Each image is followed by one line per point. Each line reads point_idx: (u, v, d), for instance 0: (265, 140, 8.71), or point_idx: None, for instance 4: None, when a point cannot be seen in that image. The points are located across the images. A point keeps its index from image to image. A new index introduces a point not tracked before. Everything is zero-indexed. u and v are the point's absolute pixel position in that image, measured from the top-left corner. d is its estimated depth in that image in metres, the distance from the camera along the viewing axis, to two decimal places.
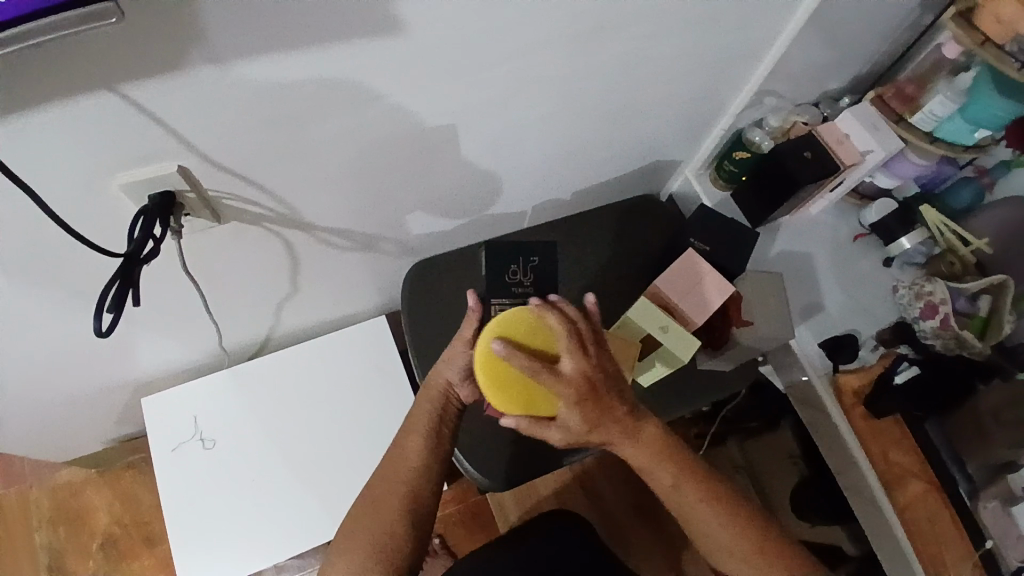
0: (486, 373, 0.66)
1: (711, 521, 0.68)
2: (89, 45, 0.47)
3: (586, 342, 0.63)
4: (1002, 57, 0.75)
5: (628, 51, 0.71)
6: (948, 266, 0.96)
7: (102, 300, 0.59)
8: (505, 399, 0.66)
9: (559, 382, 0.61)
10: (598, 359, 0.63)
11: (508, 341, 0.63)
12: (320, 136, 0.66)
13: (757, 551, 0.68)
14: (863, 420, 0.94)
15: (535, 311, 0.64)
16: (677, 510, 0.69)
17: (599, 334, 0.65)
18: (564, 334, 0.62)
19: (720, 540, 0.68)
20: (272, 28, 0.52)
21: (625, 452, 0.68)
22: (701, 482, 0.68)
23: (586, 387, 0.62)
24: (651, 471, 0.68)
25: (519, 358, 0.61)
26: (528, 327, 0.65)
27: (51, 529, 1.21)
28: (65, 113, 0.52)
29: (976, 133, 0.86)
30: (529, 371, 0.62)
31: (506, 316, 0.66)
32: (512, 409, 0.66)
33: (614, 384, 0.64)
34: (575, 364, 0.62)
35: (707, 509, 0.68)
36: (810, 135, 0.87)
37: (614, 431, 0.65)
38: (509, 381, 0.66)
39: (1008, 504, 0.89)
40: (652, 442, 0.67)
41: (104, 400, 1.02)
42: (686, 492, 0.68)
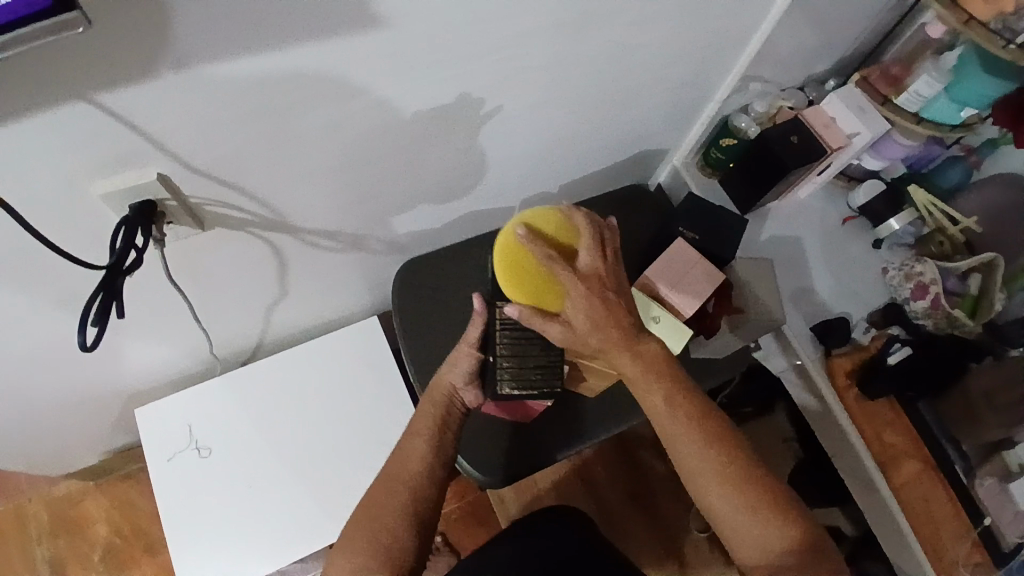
0: (504, 266, 0.64)
1: (693, 445, 0.65)
2: (64, 52, 0.46)
3: (606, 245, 0.64)
4: (990, 35, 0.74)
5: (612, 40, 0.70)
6: (938, 246, 0.96)
7: (86, 312, 0.58)
8: (517, 291, 0.64)
9: (572, 276, 0.61)
10: (612, 264, 0.64)
11: (532, 230, 0.63)
12: (303, 136, 0.65)
13: (743, 482, 0.64)
14: (855, 401, 0.93)
15: (564, 210, 0.65)
16: (665, 434, 0.66)
17: (618, 245, 0.66)
18: (588, 232, 0.63)
19: (703, 468, 0.65)
20: (247, 30, 0.51)
21: (620, 363, 0.65)
22: (690, 409, 0.66)
23: (598, 285, 0.62)
24: (644, 387, 0.66)
25: (538, 245, 0.62)
26: (554, 223, 0.64)
27: (50, 542, 1.21)
28: (40, 124, 0.51)
29: (963, 112, 0.86)
30: (545, 259, 0.62)
31: (534, 211, 0.65)
32: (517, 299, 0.64)
33: (623, 290, 0.64)
34: (590, 261, 0.62)
35: (685, 429, 0.65)
36: (796, 120, 0.87)
37: (616, 338, 0.63)
38: (524, 273, 0.64)
39: (1004, 481, 0.91)
40: (651, 359, 0.65)
41: (97, 411, 1.01)
42: (672, 417, 0.66)
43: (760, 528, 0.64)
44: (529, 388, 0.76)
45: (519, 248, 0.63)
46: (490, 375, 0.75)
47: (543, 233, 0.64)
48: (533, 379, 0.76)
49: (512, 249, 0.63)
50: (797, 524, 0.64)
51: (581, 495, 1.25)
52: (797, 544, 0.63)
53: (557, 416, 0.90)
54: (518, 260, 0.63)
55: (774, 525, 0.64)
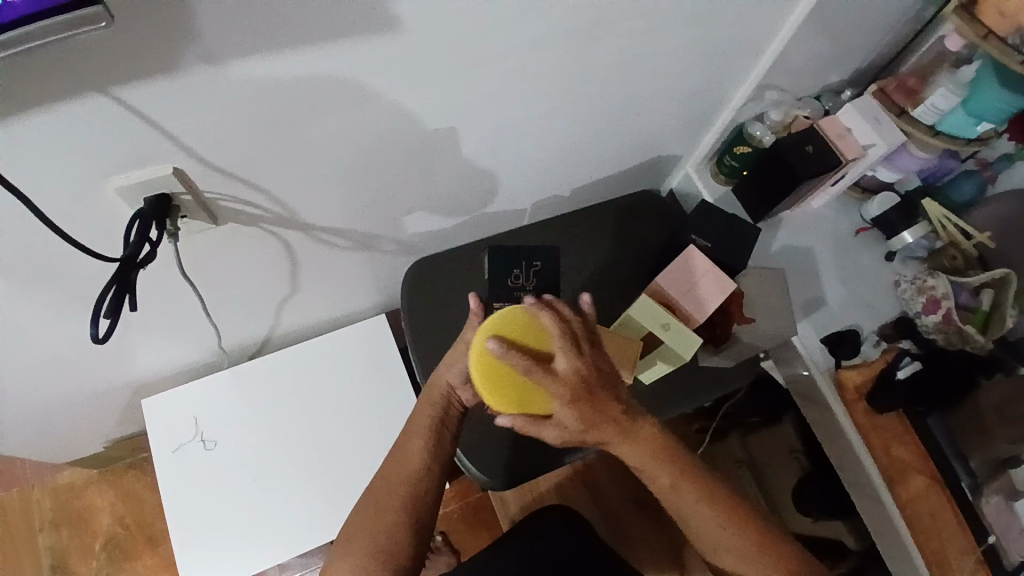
0: (485, 379, 0.63)
1: (708, 517, 0.69)
2: (82, 49, 0.46)
3: (580, 339, 0.61)
4: (1007, 50, 0.75)
5: (629, 45, 0.70)
6: (950, 261, 0.95)
7: (98, 305, 0.58)
8: (499, 400, 0.63)
9: (553, 383, 0.60)
10: (592, 357, 0.62)
11: (504, 340, 0.61)
12: (318, 134, 0.65)
13: (752, 544, 0.70)
14: (865, 415, 0.93)
15: (529, 309, 0.62)
16: (675, 508, 0.70)
17: (593, 332, 0.63)
18: (558, 333, 0.60)
19: (715, 537, 0.70)
20: (266, 28, 0.51)
21: (621, 450, 0.67)
22: (696, 482, 0.69)
23: (582, 387, 0.61)
24: (647, 468, 0.69)
25: (513, 358, 0.59)
26: (522, 325, 0.62)
27: (54, 531, 1.21)
28: (57, 118, 0.51)
29: (980, 126, 0.85)
30: (523, 370, 0.60)
31: (500, 316, 0.63)
32: (504, 409, 0.63)
33: (608, 382, 0.63)
34: (569, 364, 0.60)
35: (700, 505, 0.69)
36: (811, 129, 0.86)
37: (609, 431, 0.64)
38: (506, 382, 0.63)
39: (1011, 499, 0.92)
40: (650, 444, 0.67)
41: (104, 402, 1.02)
42: (687, 498, 0.69)
43: None
44: None
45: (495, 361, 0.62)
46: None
47: (512, 338, 0.62)
48: None
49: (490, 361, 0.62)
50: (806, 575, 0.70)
51: (582, 498, 1.25)
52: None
53: None
54: (494, 370, 0.63)
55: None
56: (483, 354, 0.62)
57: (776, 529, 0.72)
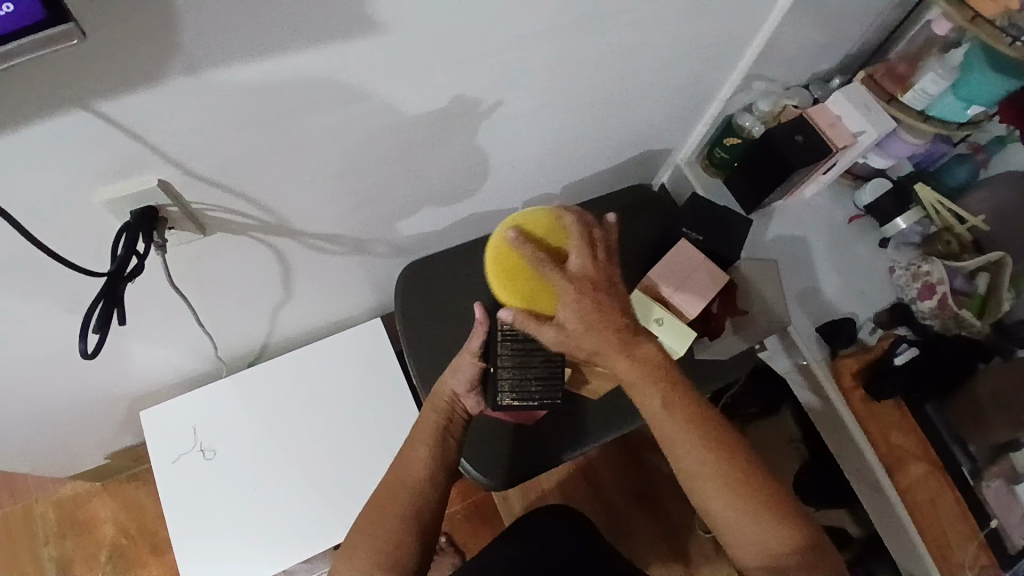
0: (495, 264, 0.66)
1: (695, 446, 0.64)
2: (59, 64, 0.46)
3: (598, 246, 0.64)
4: (996, 32, 0.73)
5: (613, 40, 0.70)
6: (945, 245, 0.94)
7: (86, 320, 0.58)
8: (508, 294, 0.66)
9: (562, 279, 0.61)
10: (605, 265, 0.63)
11: (525, 233, 0.65)
12: (302, 140, 0.65)
13: (739, 482, 0.63)
14: (861, 402, 0.93)
15: (555, 213, 0.66)
16: (662, 434, 0.65)
17: (611, 245, 0.66)
18: (576, 232, 0.63)
19: (700, 471, 0.64)
20: (244, 37, 0.51)
21: (616, 366, 0.64)
22: (688, 408, 0.65)
23: (591, 287, 0.61)
24: (637, 388, 0.65)
25: (528, 248, 0.62)
26: (545, 226, 0.66)
27: (58, 543, 1.22)
28: (36, 134, 0.51)
29: (970, 110, 0.85)
30: (534, 263, 0.62)
31: (525, 216, 0.67)
32: (511, 303, 0.66)
33: (617, 292, 0.63)
34: (582, 262, 0.62)
35: (689, 433, 0.64)
36: (801, 118, 0.86)
37: (608, 341, 0.62)
38: (516, 277, 0.66)
39: (1013, 483, 0.90)
40: (646, 361, 0.64)
41: (103, 413, 1.02)
42: (676, 422, 0.64)
43: (759, 527, 0.62)
44: (528, 400, 0.80)
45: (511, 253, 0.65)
46: (493, 385, 0.77)
47: (535, 235, 0.66)
48: (532, 391, 0.79)
49: (505, 252, 0.66)
50: (796, 528, 0.63)
51: (585, 495, 1.25)
52: (796, 543, 0.62)
53: (560, 420, 0.89)
54: (508, 264, 0.66)
55: (771, 522, 0.63)
56: (501, 246, 0.66)
57: (767, 471, 0.65)
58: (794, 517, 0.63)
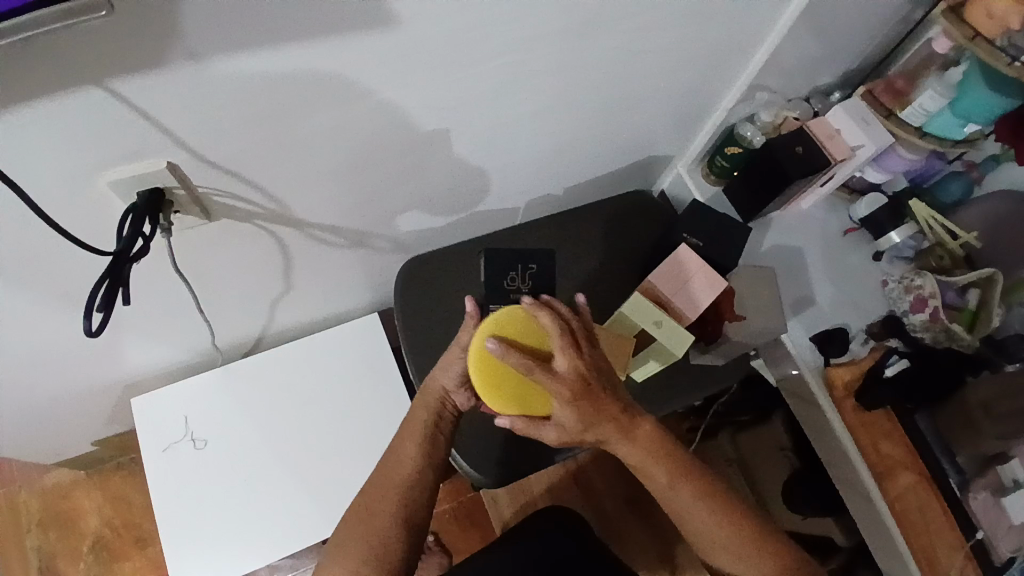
0: (482, 374, 0.64)
1: (709, 517, 0.68)
2: (75, 40, 0.46)
3: (580, 339, 0.62)
4: (994, 51, 0.75)
5: (622, 46, 0.71)
6: (937, 261, 0.97)
7: (91, 298, 0.58)
8: (499, 400, 0.64)
9: (555, 384, 0.60)
10: (590, 357, 0.62)
11: (503, 340, 0.62)
12: (312, 130, 0.65)
13: (748, 544, 0.68)
14: (854, 413, 0.93)
15: (528, 309, 0.63)
16: (673, 508, 0.68)
17: (591, 333, 0.64)
18: (557, 333, 0.61)
19: (715, 539, 0.68)
20: (262, 24, 0.51)
21: (618, 450, 0.67)
22: (693, 480, 0.68)
23: (582, 388, 0.61)
24: (645, 469, 0.67)
25: (514, 357, 0.60)
26: (524, 326, 0.63)
27: (41, 532, 1.20)
28: (47, 109, 0.51)
29: (966, 128, 0.87)
30: (523, 371, 0.61)
31: (500, 316, 0.64)
32: (505, 409, 0.65)
33: (607, 380, 0.63)
34: (569, 364, 0.61)
35: (700, 506, 0.68)
36: (801, 130, 0.87)
37: (608, 428, 0.64)
38: (505, 379, 0.64)
39: (999, 494, 0.93)
40: (649, 443, 0.66)
41: (94, 401, 1.01)
42: (687, 499, 0.68)
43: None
44: None
45: (495, 362, 0.63)
46: None
47: (512, 340, 0.63)
48: None
49: (489, 360, 0.63)
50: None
51: (573, 498, 1.25)
52: None
53: None
54: (496, 369, 0.64)
55: None
56: (483, 352, 0.63)
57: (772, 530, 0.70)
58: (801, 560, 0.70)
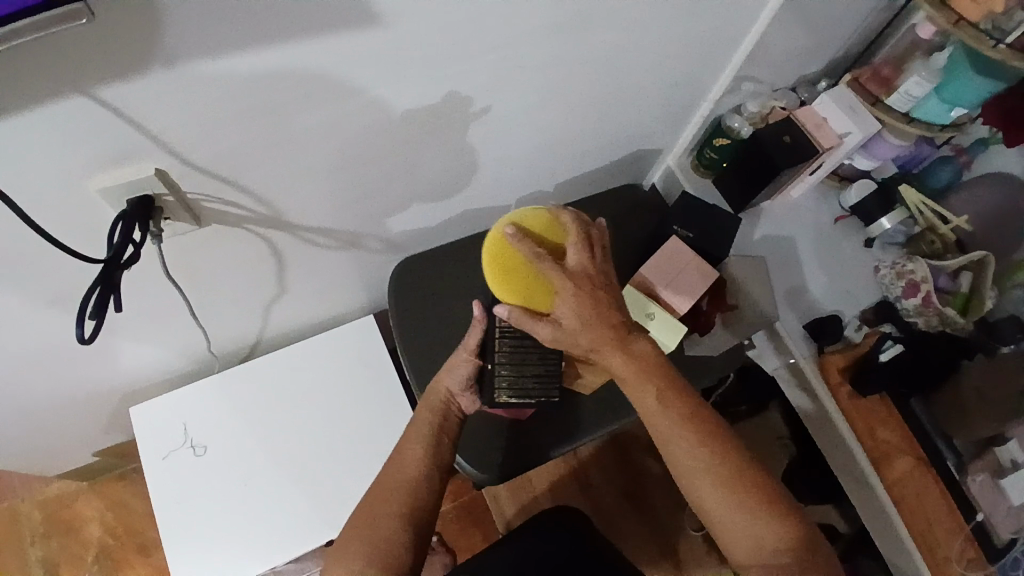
0: (493, 262, 0.68)
1: (694, 444, 0.63)
2: (60, 47, 0.46)
3: (594, 244, 0.65)
4: (978, 35, 0.75)
5: (608, 41, 0.71)
6: (929, 245, 0.97)
7: (84, 305, 0.58)
8: (506, 291, 0.68)
9: (561, 273, 0.63)
10: (601, 262, 0.65)
11: (521, 231, 0.66)
12: (301, 132, 0.65)
13: (736, 474, 0.63)
14: (848, 399, 0.95)
15: (552, 213, 0.67)
16: (658, 432, 0.65)
17: (606, 244, 0.68)
18: (573, 227, 0.65)
19: (697, 468, 0.63)
20: (248, 26, 0.52)
21: (611, 362, 0.65)
22: (683, 403, 0.64)
23: (587, 280, 0.63)
24: (635, 387, 0.65)
25: (526, 244, 0.63)
26: (545, 226, 0.67)
27: (44, 542, 1.20)
28: (33, 118, 0.51)
29: (953, 112, 0.87)
30: (533, 258, 0.64)
31: (525, 213, 0.68)
32: (509, 301, 0.68)
33: (612, 285, 0.65)
34: (579, 259, 0.64)
35: (686, 431, 0.64)
36: (788, 120, 0.87)
37: (603, 333, 0.63)
38: (512, 273, 0.67)
39: (997, 477, 0.92)
40: (642, 356, 0.65)
41: (93, 410, 1.01)
42: (672, 422, 0.64)
43: (755, 519, 0.62)
44: (524, 396, 0.84)
45: (508, 250, 0.67)
46: (489, 382, 0.80)
47: (532, 233, 0.67)
48: (529, 388, 0.83)
49: (502, 249, 0.67)
50: (792, 524, 0.62)
51: (575, 495, 1.25)
52: (792, 541, 0.61)
53: (554, 415, 0.90)
54: (506, 260, 0.67)
55: (768, 521, 0.62)
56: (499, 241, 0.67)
57: (767, 472, 0.65)
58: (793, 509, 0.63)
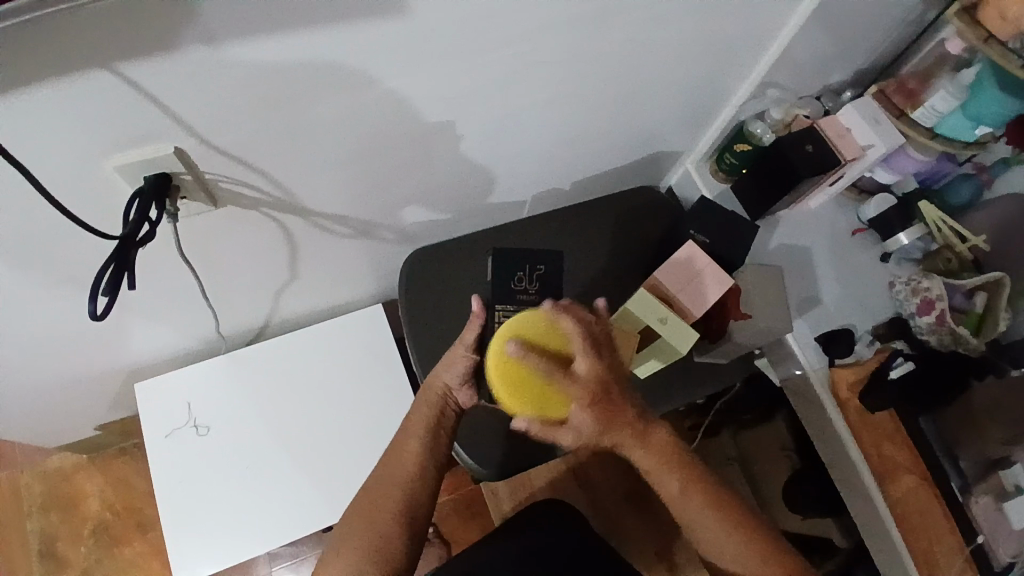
0: (501, 375, 0.65)
1: (716, 525, 0.70)
2: (81, 20, 0.46)
3: (599, 344, 0.65)
4: (1005, 53, 0.75)
5: (635, 38, 0.70)
6: (945, 263, 0.96)
7: (97, 283, 0.58)
8: (518, 404, 0.65)
9: (574, 384, 0.63)
10: (609, 361, 0.66)
11: (525, 342, 0.64)
12: (320, 117, 0.65)
13: (757, 555, 0.69)
14: (856, 413, 0.94)
15: (550, 314, 0.65)
16: (681, 515, 0.71)
17: (610, 339, 0.68)
18: (578, 336, 0.64)
19: (719, 545, 0.70)
20: (272, 5, 0.51)
21: (631, 454, 0.71)
22: (702, 486, 0.71)
23: (599, 387, 0.64)
24: (656, 475, 0.71)
25: (537, 359, 0.63)
26: (543, 329, 0.65)
27: (43, 515, 1.21)
28: (52, 92, 0.51)
29: (977, 130, 0.86)
30: (545, 372, 0.63)
31: (522, 318, 0.66)
32: (521, 413, 0.66)
33: (622, 384, 0.67)
34: (589, 366, 0.64)
35: (707, 513, 0.70)
36: (811, 129, 0.87)
37: (621, 431, 0.68)
38: (522, 381, 0.65)
39: (1001, 499, 0.92)
40: (659, 446, 0.71)
41: (98, 385, 1.01)
42: (695, 505, 0.70)
43: None
44: None
45: (515, 364, 0.64)
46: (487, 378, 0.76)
47: (535, 345, 0.65)
48: None
49: (508, 361, 0.64)
50: None
51: (575, 494, 1.25)
52: None
53: None
54: (515, 372, 0.65)
55: None
56: (502, 357, 0.64)
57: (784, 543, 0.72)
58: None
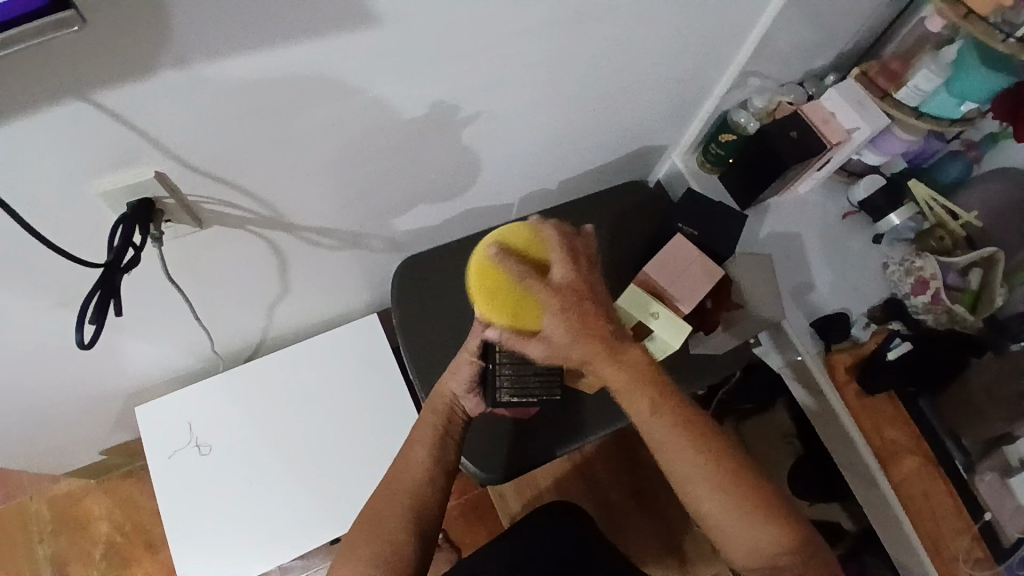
0: (477, 279, 0.61)
1: (687, 447, 0.62)
2: (52, 52, 0.46)
3: (579, 256, 0.60)
4: (989, 29, 0.74)
5: (612, 35, 0.70)
6: (938, 241, 0.96)
7: (83, 311, 0.58)
8: (492, 310, 0.61)
9: (547, 290, 0.57)
10: (589, 274, 0.59)
11: (503, 247, 0.60)
12: (301, 132, 0.65)
13: (730, 481, 0.62)
14: (856, 398, 0.95)
15: (534, 226, 0.61)
16: (652, 439, 0.63)
17: (593, 255, 0.62)
18: (557, 243, 0.59)
19: (690, 472, 0.62)
20: (244, 26, 0.51)
21: (604, 374, 0.62)
22: (677, 408, 0.62)
23: (577, 297, 0.58)
24: (626, 396, 0.62)
25: (511, 261, 0.58)
26: (525, 238, 0.61)
27: (53, 540, 1.21)
28: (28, 124, 0.51)
29: (964, 106, 0.85)
30: (518, 275, 0.58)
31: (506, 228, 0.62)
32: (495, 320, 0.61)
33: (604, 300, 0.60)
34: (566, 273, 0.58)
35: (679, 435, 0.62)
36: (795, 115, 0.87)
37: (597, 350, 0.60)
38: (496, 290, 0.60)
39: (1005, 476, 0.92)
40: (634, 367, 0.61)
41: (99, 409, 1.02)
42: (668, 429, 0.62)
43: (750, 519, 0.61)
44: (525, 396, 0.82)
45: (491, 266, 0.60)
46: (491, 381, 0.78)
47: (515, 250, 0.60)
48: (529, 387, 0.83)
49: (486, 265, 0.60)
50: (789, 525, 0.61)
51: (581, 492, 1.25)
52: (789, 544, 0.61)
53: (558, 413, 0.90)
54: (490, 277, 0.60)
55: (767, 523, 0.61)
56: (481, 259, 0.61)
57: (760, 473, 0.64)
58: (788, 511, 0.62)
